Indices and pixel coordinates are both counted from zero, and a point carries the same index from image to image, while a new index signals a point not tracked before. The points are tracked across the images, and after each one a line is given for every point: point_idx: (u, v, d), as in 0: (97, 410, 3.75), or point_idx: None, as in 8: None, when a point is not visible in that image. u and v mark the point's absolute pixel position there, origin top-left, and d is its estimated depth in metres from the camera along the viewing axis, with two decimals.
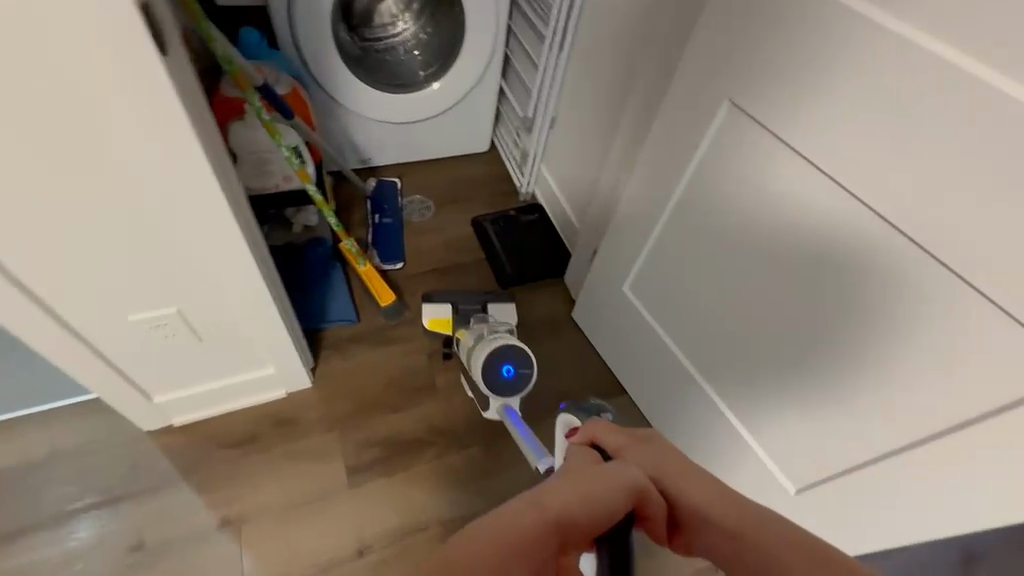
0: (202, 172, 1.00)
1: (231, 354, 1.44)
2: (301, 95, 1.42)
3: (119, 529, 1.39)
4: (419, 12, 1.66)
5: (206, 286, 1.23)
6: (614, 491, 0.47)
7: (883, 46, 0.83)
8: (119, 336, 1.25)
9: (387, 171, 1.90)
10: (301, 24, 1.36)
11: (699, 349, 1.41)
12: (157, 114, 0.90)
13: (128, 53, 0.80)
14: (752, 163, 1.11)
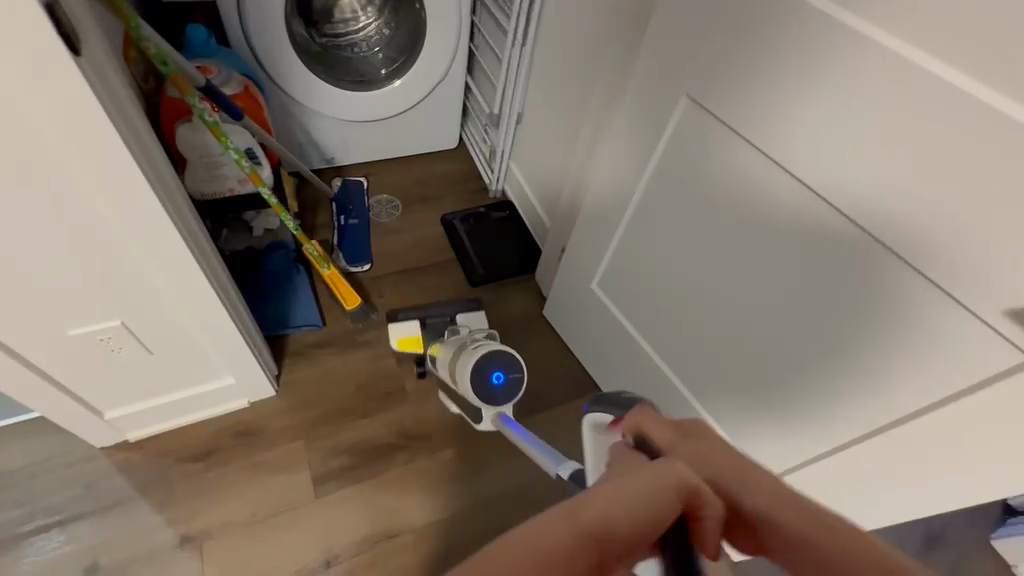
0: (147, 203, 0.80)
1: (183, 366, 1.13)
2: (254, 94, 1.24)
3: (71, 557, 1.09)
4: (381, 6, 1.63)
5: (164, 327, 1.04)
6: (643, 500, 0.32)
7: (833, 36, 0.70)
8: (64, 354, 0.99)
9: (352, 170, 1.84)
10: (252, 19, 1.32)
11: (670, 345, 1.20)
12: (89, 139, 0.70)
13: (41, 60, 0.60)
14: (715, 151, 0.94)
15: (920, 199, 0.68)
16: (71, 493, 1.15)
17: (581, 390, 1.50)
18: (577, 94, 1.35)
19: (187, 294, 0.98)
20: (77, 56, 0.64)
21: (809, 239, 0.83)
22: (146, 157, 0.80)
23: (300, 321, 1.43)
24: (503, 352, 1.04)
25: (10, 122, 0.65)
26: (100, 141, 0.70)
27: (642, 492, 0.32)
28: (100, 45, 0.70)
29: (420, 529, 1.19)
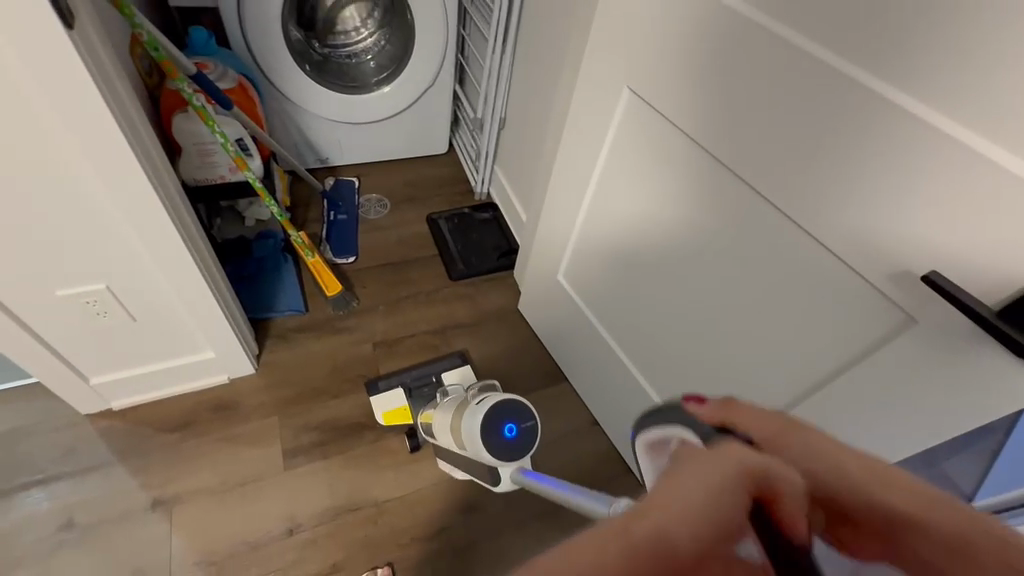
0: (131, 174, 0.88)
1: (166, 337, 1.20)
2: (248, 90, 1.35)
3: (50, 514, 1.15)
4: (379, 21, 1.76)
5: (148, 298, 1.11)
6: (707, 492, 0.25)
7: (741, 32, 0.77)
8: (55, 320, 1.06)
9: (344, 171, 1.94)
10: (250, 24, 1.44)
11: (626, 333, 1.25)
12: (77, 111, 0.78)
13: (38, 37, 0.70)
14: (655, 142, 1.00)
15: (827, 177, 0.73)
16: (54, 456, 1.21)
17: (551, 382, 1.53)
18: (547, 97, 1.44)
19: (168, 266, 1.05)
20: (70, 30, 0.73)
21: (736, 220, 0.89)
22: (132, 129, 0.88)
23: (285, 307, 1.51)
24: (510, 400, 0.96)
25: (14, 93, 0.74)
26: (89, 111, 0.79)
27: (706, 486, 0.26)
28: (94, 28, 0.80)
29: (383, 504, 1.23)
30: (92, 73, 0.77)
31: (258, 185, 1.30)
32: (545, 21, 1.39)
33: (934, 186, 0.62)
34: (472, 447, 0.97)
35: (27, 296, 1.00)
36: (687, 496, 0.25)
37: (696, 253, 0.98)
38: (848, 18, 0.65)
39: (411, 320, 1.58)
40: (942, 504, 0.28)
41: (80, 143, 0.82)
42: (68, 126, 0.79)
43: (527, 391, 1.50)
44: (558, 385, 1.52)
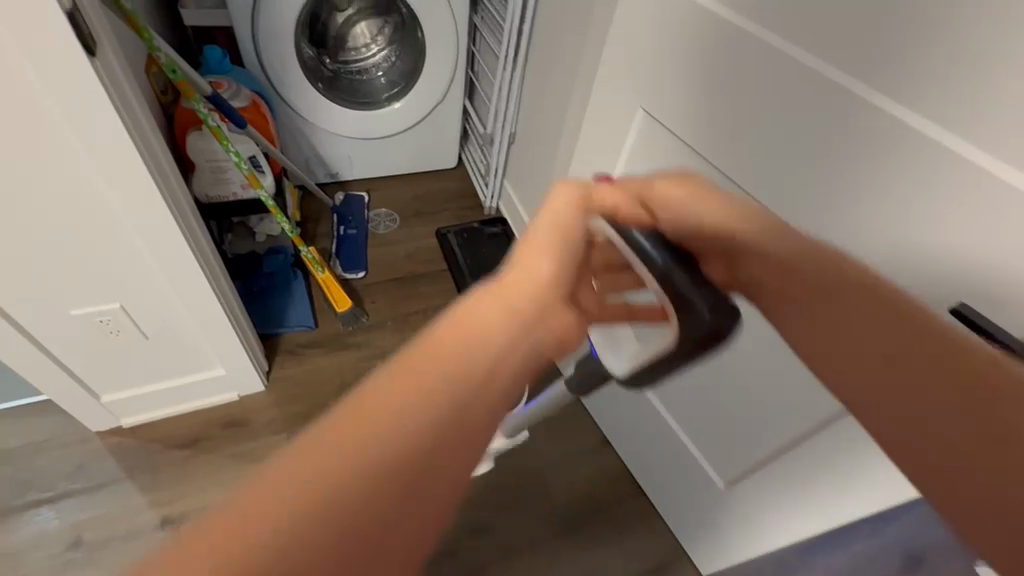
0: (148, 194, 0.89)
1: (178, 355, 1.20)
2: (261, 108, 1.36)
3: (58, 532, 1.14)
4: (389, 37, 1.78)
5: (160, 316, 1.11)
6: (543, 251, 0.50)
7: (748, 54, 0.77)
8: (69, 337, 1.07)
9: (354, 185, 1.95)
10: (264, 42, 1.46)
11: None
12: (98, 134, 0.79)
13: (61, 62, 0.71)
14: (665, 160, 1.00)
15: (839, 204, 0.71)
16: (63, 473, 1.21)
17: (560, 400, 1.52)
18: (559, 116, 1.44)
19: (181, 285, 1.05)
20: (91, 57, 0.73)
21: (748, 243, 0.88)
22: (150, 152, 0.89)
23: (295, 322, 1.51)
24: None
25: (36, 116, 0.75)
26: (108, 134, 0.80)
27: (541, 239, 0.50)
28: (116, 55, 0.80)
29: None
30: (113, 96, 0.78)
31: (270, 203, 1.31)
32: (557, 40, 1.39)
33: (937, 200, 0.61)
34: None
35: (41, 314, 1.00)
36: (532, 251, 0.49)
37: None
38: (860, 35, 0.64)
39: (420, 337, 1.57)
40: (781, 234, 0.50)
41: (97, 165, 0.83)
42: (87, 149, 0.80)
43: None
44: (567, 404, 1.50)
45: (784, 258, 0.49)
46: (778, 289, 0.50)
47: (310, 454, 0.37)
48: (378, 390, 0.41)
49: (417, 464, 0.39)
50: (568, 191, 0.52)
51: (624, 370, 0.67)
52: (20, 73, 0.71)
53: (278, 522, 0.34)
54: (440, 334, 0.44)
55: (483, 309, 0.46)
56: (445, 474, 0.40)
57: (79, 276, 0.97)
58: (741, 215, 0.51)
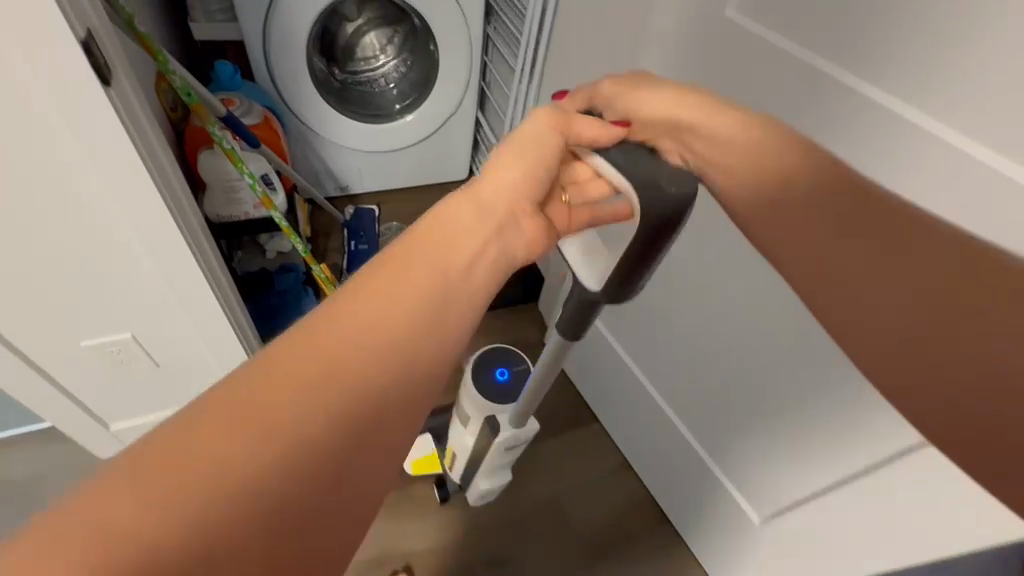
0: (163, 223, 0.85)
1: (188, 382, 1.16)
2: (273, 124, 1.32)
3: None
4: (399, 46, 1.75)
5: (169, 345, 1.06)
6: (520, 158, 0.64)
7: (820, 83, 0.74)
8: (75, 367, 1.03)
9: (364, 198, 1.91)
10: (275, 55, 1.42)
11: (664, 378, 1.20)
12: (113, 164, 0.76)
13: (74, 92, 0.67)
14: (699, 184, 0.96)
15: None
16: None
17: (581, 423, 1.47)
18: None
19: (197, 314, 1.01)
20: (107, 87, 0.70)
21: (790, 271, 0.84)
22: (166, 179, 0.85)
23: None
24: (498, 352, 1.23)
25: (46, 147, 0.72)
26: (125, 165, 0.76)
27: (519, 151, 0.64)
28: (132, 82, 0.77)
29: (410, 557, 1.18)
30: (129, 124, 0.74)
31: (283, 223, 1.26)
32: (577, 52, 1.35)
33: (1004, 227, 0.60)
34: (472, 407, 1.16)
35: (49, 345, 0.97)
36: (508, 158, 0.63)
37: (741, 298, 0.93)
38: (922, 60, 0.63)
39: None
40: (715, 112, 0.67)
41: (112, 197, 0.79)
42: (101, 182, 0.77)
43: (555, 432, 1.43)
44: (588, 426, 1.46)
45: (726, 136, 0.66)
46: (721, 165, 0.68)
47: (288, 352, 0.41)
48: (355, 304, 0.45)
49: (381, 383, 0.43)
50: (549, 114, 0.67)
51: (598, 283, 0.74)
52: (31, 105, 0.67)
53: (247, 415, 0.38)
54: (427, 236, 0.54)
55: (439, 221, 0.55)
56: (403, 406, 0.44)
57: (89, 307, 0.93)
58: (687, 107, 0.68)
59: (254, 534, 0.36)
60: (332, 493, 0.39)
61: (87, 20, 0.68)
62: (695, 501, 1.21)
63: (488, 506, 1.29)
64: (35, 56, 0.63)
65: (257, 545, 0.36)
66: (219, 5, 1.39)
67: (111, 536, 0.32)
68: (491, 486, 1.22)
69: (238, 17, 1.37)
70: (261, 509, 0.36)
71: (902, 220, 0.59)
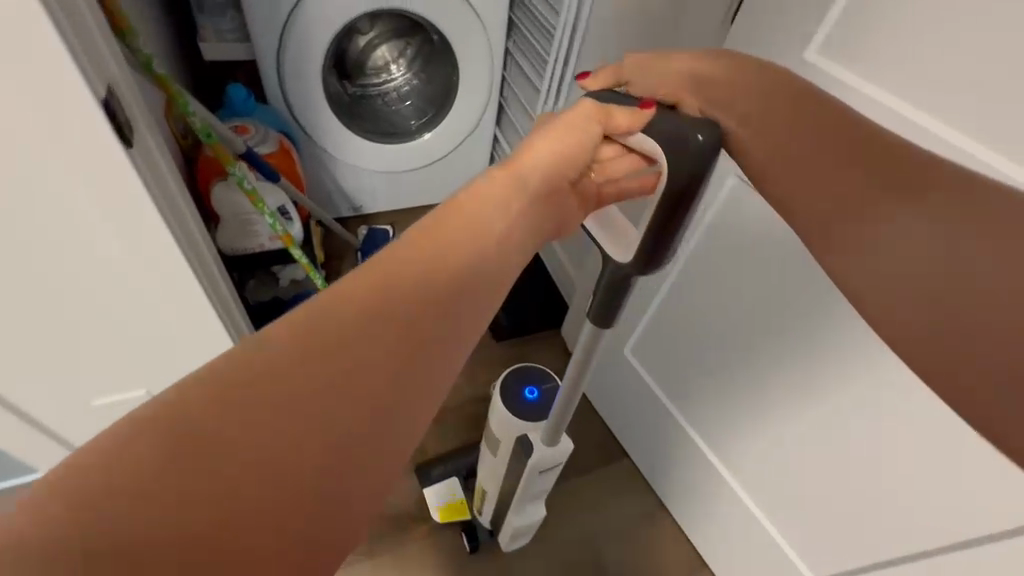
0: (185, 282, 0.80)
1: None
2: (289, 152, 1.26)
3: None
4: (413, 58, 1.68)
5: None
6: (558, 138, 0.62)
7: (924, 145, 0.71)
8: (82, 424, 0.95)
9: (378, 218, 1.83)
10: (290, 75, 1.35)
11: (718, 423, 1.16)
12: (134, 227, 0.71)
13: (94, 156, 0.62)
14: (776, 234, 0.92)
15: None
16: None
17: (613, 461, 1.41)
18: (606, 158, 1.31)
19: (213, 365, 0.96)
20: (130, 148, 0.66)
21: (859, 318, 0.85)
22: (187, 233, 0.80)
23: None
24: (523, 370, 1.14)
25: (62, 213, 0.66)
26: (147, 226, 0.71)
27: (558, 130, 0.62)
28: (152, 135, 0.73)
29: None
30: (150, 184, 0.69)
31: (302, 259, 1.19)
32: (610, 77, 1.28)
33: None
34: (503, 430, 1.08)
35: (55, 405, 0.90)
36: (548, 138, 0.62)
37: (805, 340, 0.93)
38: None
39: (458, 389, 1.46)
40: (730, 65, 0.67)
41: (129, 257, 0.74)
42: (122, 243, 0.72)
43: (585, 469, 1.38)
44: (619, 462, 1.41)
45: (747, 88, 0.66)
46: (738, 110, 0.66)
47: (321, 311, 0.41)
48: (404, 260, 0.45)
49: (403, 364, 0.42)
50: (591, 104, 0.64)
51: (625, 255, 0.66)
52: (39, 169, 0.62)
53: (277, 366, 0.38)
54: (468, 206, 0.53)
55: (480, 193, 0.54)
56: (419, 385, 0.42)
57: (99, 366, 0.87)
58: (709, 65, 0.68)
59: (258, 489, 0.35)
60: (339, 471, 0.38)
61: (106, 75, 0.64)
62: (744, 548, 1.18)
63: (518, 551, 1.24)
64: (55, 123, 0.59)
65: (259, 498, 0.35)
66: (229, 24, 1.31)
67: (155, 428, 0.35)
68: (529, 514, 1.15)
69: (251, 38, 1.29)
70: (275, 427, 0.36)
71: (943, 188, 0.58)
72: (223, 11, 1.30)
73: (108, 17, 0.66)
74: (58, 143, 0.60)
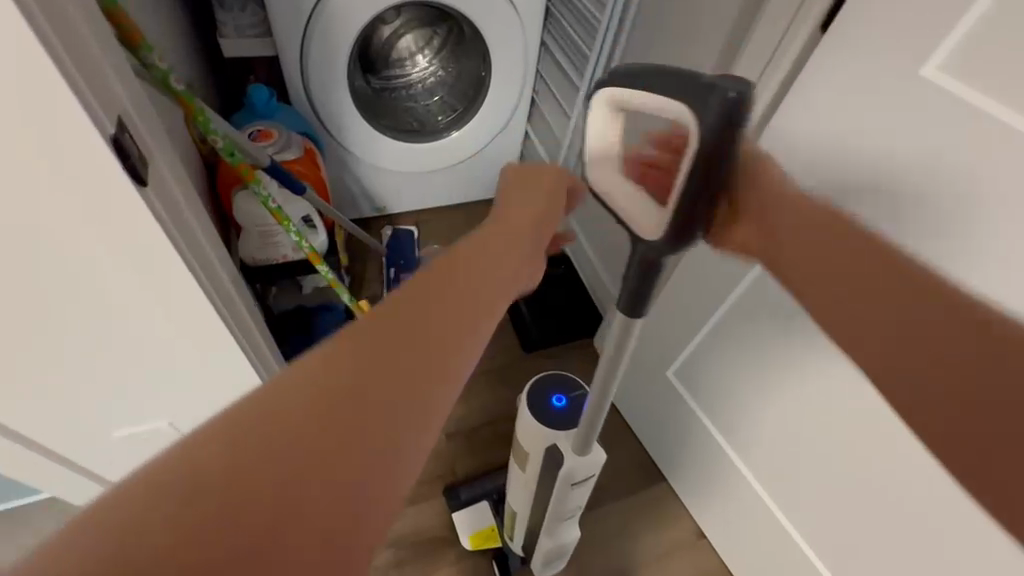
0: (203, 317, 0.74)
1: None
2: (314, 156, 1.20)
3: None
4: (439, 48, 1.58)
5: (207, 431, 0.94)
6: (526, 197, 0.64)
7: None
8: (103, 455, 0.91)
9: (402, 219, 1.76)
10: (314, 72, 1.27)
11: (769, 459, 1.07)
12: (149, 264, 0.64)
13: (101, 194, 0.56)
14: None
15: None
16: None
17: (650, 484, 1.34)
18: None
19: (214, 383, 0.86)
20: (142, 185, 0.58)
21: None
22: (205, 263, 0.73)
23: None
24: (550, 374, 0.96)
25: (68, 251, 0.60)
26: (163, 262, 0.64)
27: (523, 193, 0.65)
28: (167, 161, 0.66)
29: None
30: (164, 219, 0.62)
31: (330, 277, 1.09)
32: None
33: None
34: (526, 441, 0.91)
35: (72, 439, 0.85)
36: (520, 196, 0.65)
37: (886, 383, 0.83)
38: None
39: (487, 404, 1.40)
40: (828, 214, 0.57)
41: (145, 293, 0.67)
42: (134, 281, 0.66)
43: (619, 492, 1.32)
44: (656, 484, 1.34)
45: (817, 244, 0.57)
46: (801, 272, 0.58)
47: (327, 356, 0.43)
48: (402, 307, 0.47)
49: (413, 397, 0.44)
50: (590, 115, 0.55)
51: (654, 233, 0.53)
52: (42, 205, 0.55)
53: (289, 406, 0.41)
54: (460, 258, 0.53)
55: (465, 244, 0.55)
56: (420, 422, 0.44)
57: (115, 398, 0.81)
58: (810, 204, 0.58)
59: (283, 502, 0.38)
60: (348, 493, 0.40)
61: (114, 103, 0.56)
62: None
63: None
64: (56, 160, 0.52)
65: (280, 507, 0.38)
66: (249, 19, 1.23)
67: (186, 466, 0.37)
68: (558, 528, 1.00)
69: (273, 34, 1.21)
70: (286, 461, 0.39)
71: None
72: (241, 6, 1.23)
73: (119, 31, 0.59)
74: (58, 181, 0.53)
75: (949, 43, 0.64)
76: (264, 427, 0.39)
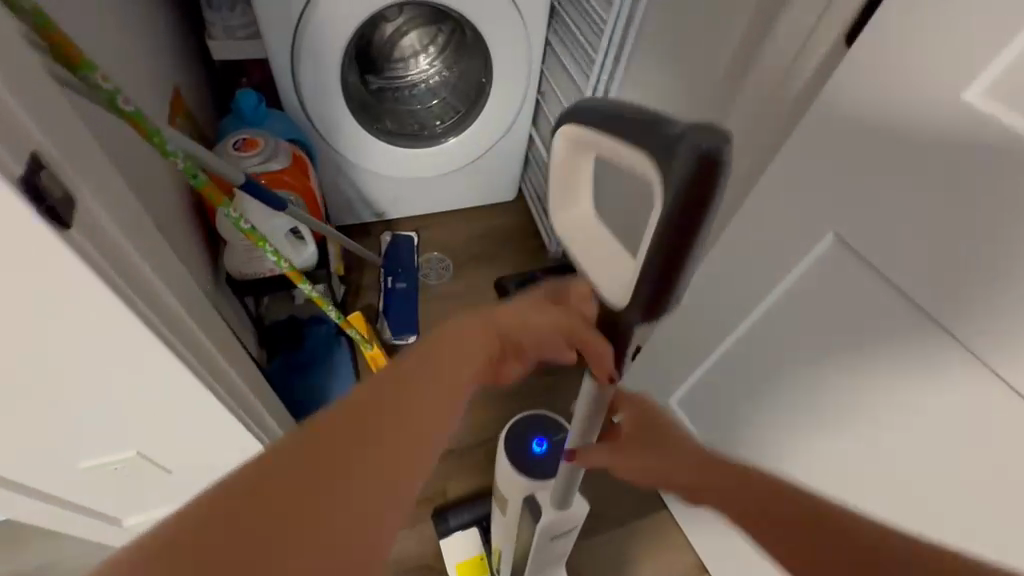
0: (154, 358, 0.67)
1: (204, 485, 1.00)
2: (302, 163, 1.15)
3: None
4: (442, 48, 1.51)
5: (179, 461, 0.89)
6: (537, 315, 0.55)
7: None
8: (72, 486, 0.87)
9: (402, 225, 1.71)
10: (307, 74, 1.21)
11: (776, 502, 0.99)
12: (80, 309, 0.58)
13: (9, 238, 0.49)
14: None
15: None
16: None
17: (649, 514, 1.27)
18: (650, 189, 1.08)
19: (187, 416, 0.80)
20: (66, 227, 0.51)
21: (1000, 428, 0.63)
22: (154, 299, 0.66)
23: None
24: (534, 414, 0.91)
25: None
26: (98, 305, 0.58)
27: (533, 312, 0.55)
28: (98, 193, 0.58)
29: None
30: (95, 258, 0.55)
31: (313, 296, 1.03)
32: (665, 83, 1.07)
33: None
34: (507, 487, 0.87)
35: (35, 474, 0.81)
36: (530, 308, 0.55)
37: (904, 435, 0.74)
38: None
39: (481, 424, 1.34)
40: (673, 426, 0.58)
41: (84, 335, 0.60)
42: (67, 325, 0.59)
43: (616, 522, 1.25)
44: (656, 515, 1.27)
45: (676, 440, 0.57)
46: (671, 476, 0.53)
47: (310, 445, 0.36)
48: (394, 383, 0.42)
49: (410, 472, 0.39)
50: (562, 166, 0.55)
51: (621, 302, 0.51)
52: None
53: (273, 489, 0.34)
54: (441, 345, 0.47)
55: (452, 340, 0.48)
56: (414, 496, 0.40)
57: (74, 437, 0.77)
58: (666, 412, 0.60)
59: None
60: None
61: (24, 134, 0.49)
62: None
63: None
64: None
65: None
66: (240, 20, 1.18)
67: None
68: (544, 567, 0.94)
69: (262, 35, 1.16)
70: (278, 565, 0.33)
71: None
72: (229, 6, 1.18)
73: (52, 48, 0.54)
74: None
75: (991, 71, 0.55)
76: (185, 528, 0.32)
